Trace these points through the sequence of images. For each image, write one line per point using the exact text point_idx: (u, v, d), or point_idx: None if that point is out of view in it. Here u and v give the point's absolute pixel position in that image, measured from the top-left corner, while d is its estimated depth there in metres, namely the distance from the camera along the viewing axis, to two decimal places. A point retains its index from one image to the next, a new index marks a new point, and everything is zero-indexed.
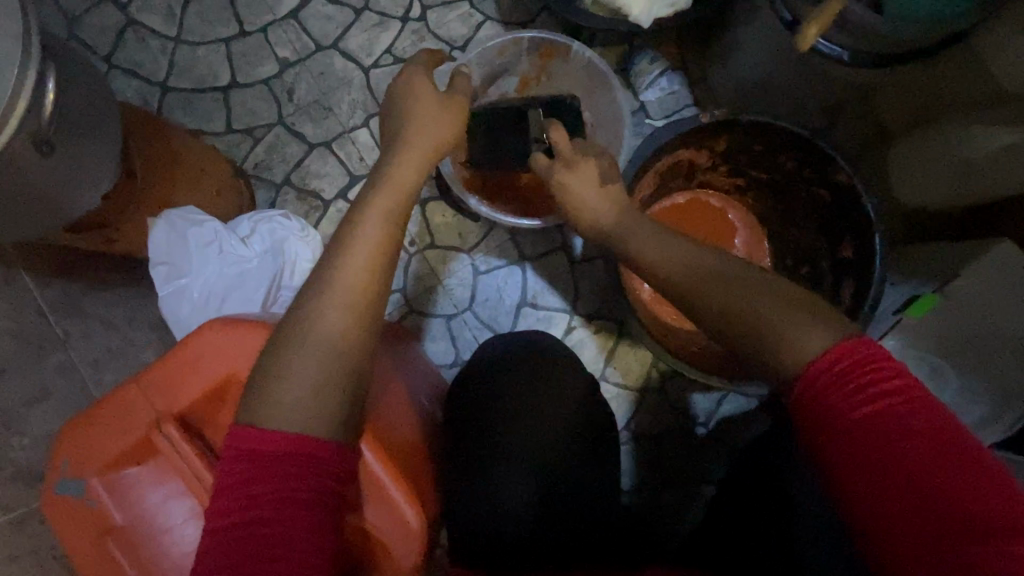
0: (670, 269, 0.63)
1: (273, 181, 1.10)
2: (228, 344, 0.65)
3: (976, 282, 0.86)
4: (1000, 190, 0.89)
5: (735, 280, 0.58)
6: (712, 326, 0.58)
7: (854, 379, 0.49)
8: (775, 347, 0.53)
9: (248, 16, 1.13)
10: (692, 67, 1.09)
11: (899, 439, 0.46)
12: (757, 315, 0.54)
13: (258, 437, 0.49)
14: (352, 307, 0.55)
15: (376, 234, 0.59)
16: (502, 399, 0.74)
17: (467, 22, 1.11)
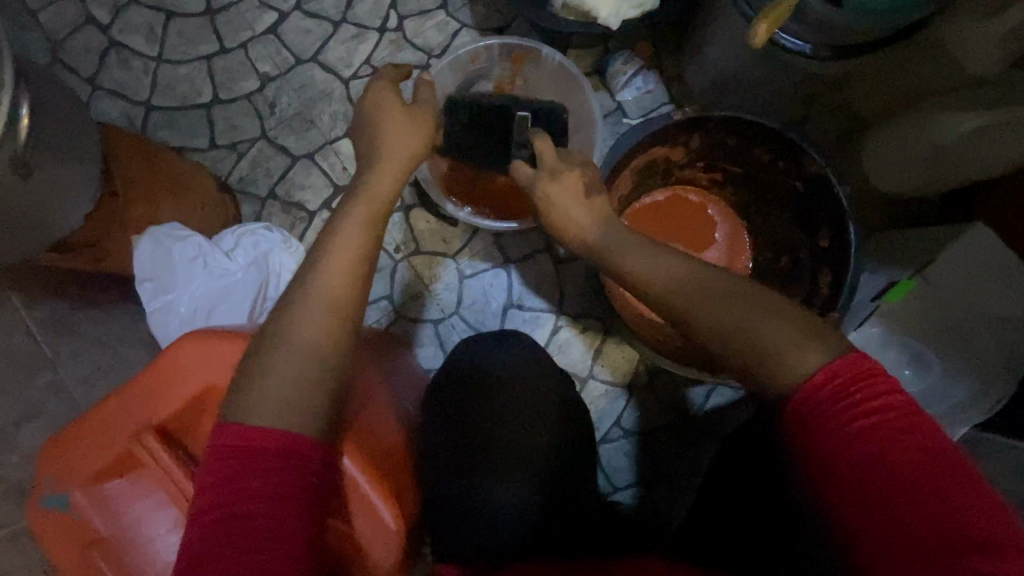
0: (660, 282, 0.63)
1: (258, 195, 1.11)
2: (208, 354, 0.66)
3: (949, 266, 0.87)
4: (974, 173, 0.89)
5: (731, 297, 0.59)
6: (711, 342, 0.59)
7: (844, 394, 0.49)
8: (775, 363, 0.54)
9: (227, 33, 1.15)
10: (667, 65, 1.10)
11: (891, 452, 0.46)
12: (754, 333, 0.56)
13: (243, 433, 0.50)
14: (332, 313, 0.56)
15: (351, 241, 0.60)
16: (490, 406, 0.74)
17: (443, 31, 1.13)
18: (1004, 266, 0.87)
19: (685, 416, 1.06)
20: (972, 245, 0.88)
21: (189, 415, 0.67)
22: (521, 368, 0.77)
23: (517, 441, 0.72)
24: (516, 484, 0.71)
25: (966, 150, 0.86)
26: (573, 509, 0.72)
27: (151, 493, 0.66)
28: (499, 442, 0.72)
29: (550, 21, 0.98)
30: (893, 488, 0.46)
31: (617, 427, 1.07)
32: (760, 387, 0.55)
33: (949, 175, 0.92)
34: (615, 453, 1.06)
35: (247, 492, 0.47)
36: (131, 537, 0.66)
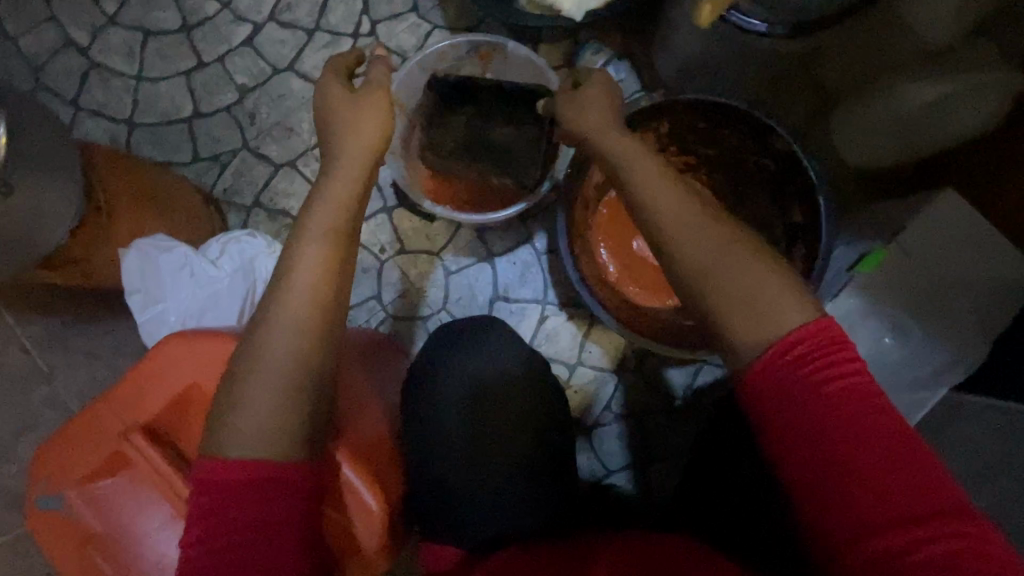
0: (661, 221, 0.61)
1: (243, 204, 1.13)
2: (193, 353, 0.68)
3: (922, 232, 0.89)
4: (939, 139, 0.94)
5: (725, 235, 0.59)
6: (693, 274, 0.58)
7: (801, 368, 0.52)
8: (759, 310, 0.55)
9: (204, 47, 1.17)
10: (637, 53, 1.12)
11: (860, 428, 0.50)
12: (743, 278, 0.56)
13: (222, 465, 0.52)
14: (302, 329, 0.57)
15: (316, 256, 0.61)
16: (467, 404, 0.76)
17: (416, 32, 1.15)
18: (976, 231, 0.88)
19: (674, 396, 1.08)
20: (944, 209, 0.89)
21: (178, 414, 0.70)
22: (500, 362, 0.78)
23: (497, 439, 0.74)
24: (506, 465, 0.74)
25: (929, 115, 0.90)
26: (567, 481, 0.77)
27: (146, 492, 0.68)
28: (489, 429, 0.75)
29: (517, 16, 1.00)
30: (860, 462, 0.49)
31: (607, 411, 1.08)
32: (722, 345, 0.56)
33: (914, 142, 0.96)
34: (602, 437, 1.08)
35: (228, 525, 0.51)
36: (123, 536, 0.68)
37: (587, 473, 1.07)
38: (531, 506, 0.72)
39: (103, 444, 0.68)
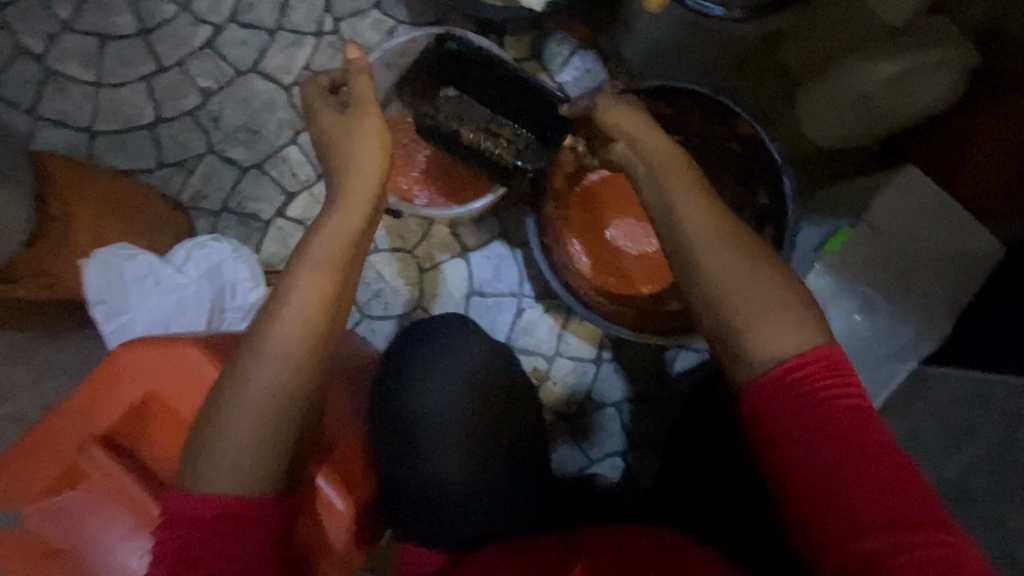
0: (685, 223, 0.60)
1: (211, 209, 1.12)
2: (145, 362, 0.68)
3: (889, 209, 0.91)
4: (901, 117, 0.94)
5: (744, 256, 0.58)
6: (704, 293, 0.58)
7: (806, 383, 0.53)
8: (766, 335, 0.55)
9: (163, 51, 1.14)
10: (603, 42, 1.12)
11: (853, 440, 0.50)
12: (754, 302, 0.56)
13: (201, 500, 0.52)
14: (286, 365, 0.56)
15: (309, 289, 0.60)
16: (435, 420, 0.75)
17: (380, 29, 1.14)
18: (938, 207, 0.90)
19: (653, 384, 1.09)
20: (908, 186, 0.91)
21: (136, 422, 0.70)
22: (468, 374, 0.76)
23: (467, 452, 0.74)
24: (486, 469, 0.74)
25: (893, 95, 0.91)
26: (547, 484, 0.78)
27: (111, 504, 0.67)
28: (469, 434, 0.74)
29: (478, 9, 0.99)
30: (852, 471, 0.50)
31: (587, 400, 1.09)
32: (731, 349, 0.56)
33: (877, 121, 0.95)
34: (583, 427, 1.08)
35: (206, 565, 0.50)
36: (88, 552, 0.67)
37: (569, 466, 1.08)
38: (503, 514, 0.73)
39: (63, 457, 0.67)
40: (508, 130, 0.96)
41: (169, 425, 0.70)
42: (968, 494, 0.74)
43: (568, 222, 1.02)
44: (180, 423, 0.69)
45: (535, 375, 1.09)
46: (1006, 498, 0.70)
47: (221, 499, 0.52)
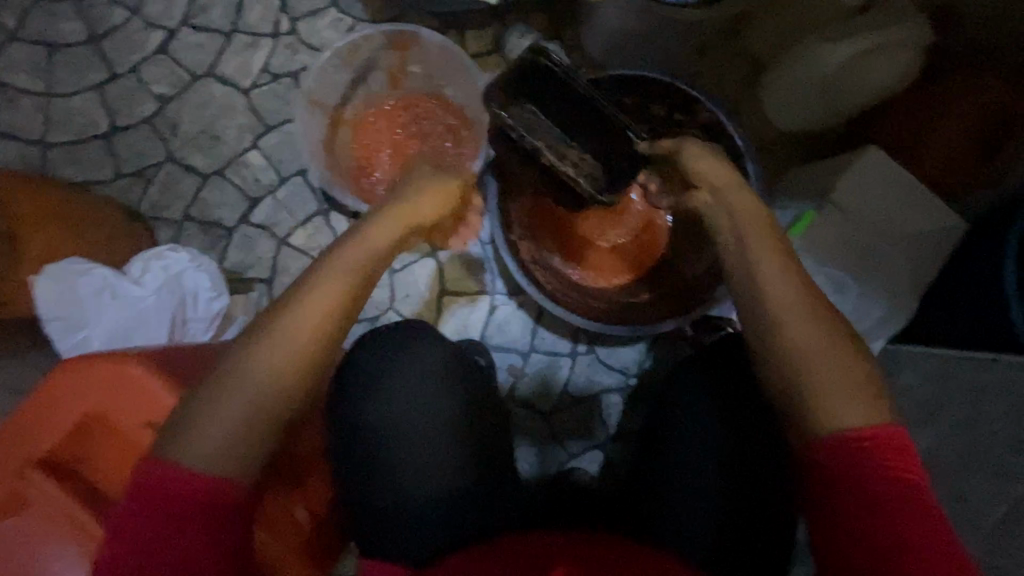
0: (772, 297, 0.63)
1: (173, 218, 1.09)
2: (81, 381, 0.66)
3: (855, 189, 0.90)
4: (861, 97, 0.93)
5: (820, 327, 0.61)
6: (779, 351, 0.62)
7: (873, 456, 0.56)
8: (826, 403, 0.58)
9: (116, 58, 1.11)
10: (565, 33, 1.10)
11: (908, 518, 0.53)
12: (819, 372, 0.59)
13: (169, 473, 0.54)
14: (282, 362, 0.59)
15: (328, 296, 0.62)
16: (398, 437, 0.73)
17: (338, 27, 1.11)
18: (899, 186, 0.90)
19: (629, 375, 1.08)
20: (868, 167, 0.90)
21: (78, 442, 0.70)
22: (428, 387, 0.76)
23: (435, 463, 0.73)
24: (443, 479, 0.73)
25: (846, 76, 0.90)
26: (508, 493, 0.78)
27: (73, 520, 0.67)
28: (424, 444, 0.73)
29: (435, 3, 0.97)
30: (899, 543, 0.52)
31: (564, 395, 1.08)
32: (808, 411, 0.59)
33: (838, 103, 0.95)
34: (561, 421, 1.08)
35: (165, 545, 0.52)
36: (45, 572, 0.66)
37: (547, 462, 1.07)
38: (478, 516, 0.73)
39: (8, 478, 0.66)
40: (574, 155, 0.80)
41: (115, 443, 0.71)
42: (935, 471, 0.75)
43: (531, 221, 1.00)
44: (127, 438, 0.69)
45: (510, 371, 1.08)
46: (974, 474, 0.71)
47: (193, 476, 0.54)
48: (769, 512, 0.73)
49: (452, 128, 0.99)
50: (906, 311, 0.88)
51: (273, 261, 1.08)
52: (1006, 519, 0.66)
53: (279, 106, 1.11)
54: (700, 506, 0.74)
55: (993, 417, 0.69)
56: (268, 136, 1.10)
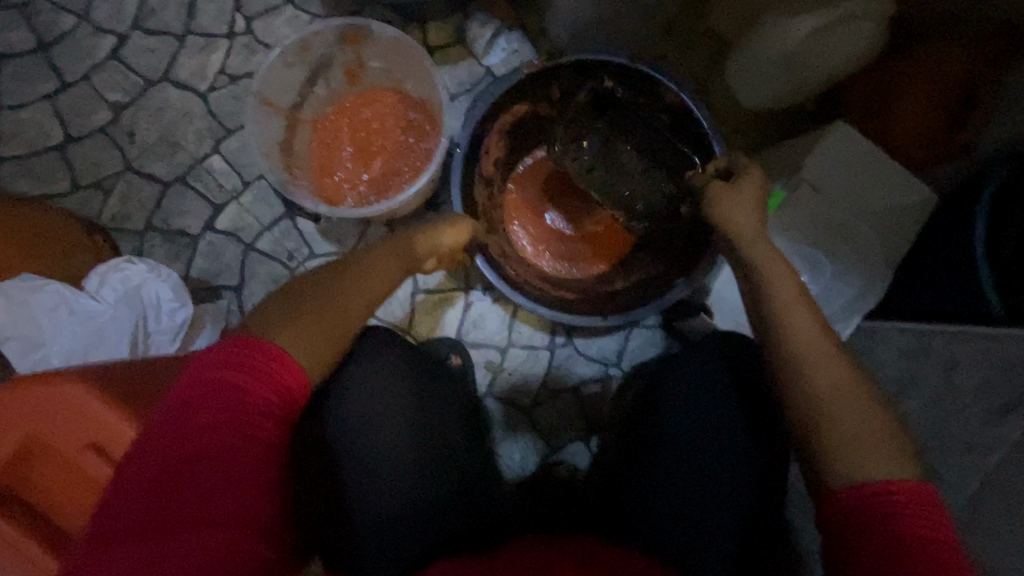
0: (798, 350, 0.62)
1: (136, 229, 1.06)
2: (29, 400, 0.66)
3: (825, 165, 0.88)
4: (825, 73, 0.92)
5: (845, 381, 0.60)
6: (807, 405, 0.60)
7: (897, 508, 0.54)
8: (857, 458, 0.57)
9: (66, 66, 1.08)
10: (528, 20, 1.08)
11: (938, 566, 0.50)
12: (847, 429, 0.58)
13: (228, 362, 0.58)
14: (306, 329, 0.62)
15: (348, 285, 0.66)
16: (371, 450, 0.72)
17: (294, 24, 1.08)
18: (867, 160, 0.88)
19: (610, 366, 1.07)
20: (840, 141, 0.88)
21: (20, 466, 0.68)
22: (399, 398, 0.75)
23: (407, 471, 0.73)
24: (416, 491, 0.73)
25: (810, 53, 0.88)
26: (482, 500, 0.77)
27: (27, 545, 0.65)
28: (396, 456, 0.73)
29: None
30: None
31: (544, 389, 1.07)
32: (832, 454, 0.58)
33: (803, 79, 0.93)
34: (543, 416, 1.07)
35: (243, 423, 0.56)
36: None
37: (531, 458, 1.06)
38: (451, 521, 0.73)
39: None
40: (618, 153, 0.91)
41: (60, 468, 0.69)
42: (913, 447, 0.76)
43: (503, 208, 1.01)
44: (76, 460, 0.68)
45: (488, 368, 1.07)
46: (952, 451, 0.71)
47: (287, 365, 0.60)
48: (759, 516, 0.72)
49: (414, 123, 0.97)
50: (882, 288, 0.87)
51: (240, 267, 1.05)
52: None
53: (238, 109, 1.08)
54: (696, 509, 0.72)
55: (965, 391, 0.70)
56: (229, 140, 1.07)
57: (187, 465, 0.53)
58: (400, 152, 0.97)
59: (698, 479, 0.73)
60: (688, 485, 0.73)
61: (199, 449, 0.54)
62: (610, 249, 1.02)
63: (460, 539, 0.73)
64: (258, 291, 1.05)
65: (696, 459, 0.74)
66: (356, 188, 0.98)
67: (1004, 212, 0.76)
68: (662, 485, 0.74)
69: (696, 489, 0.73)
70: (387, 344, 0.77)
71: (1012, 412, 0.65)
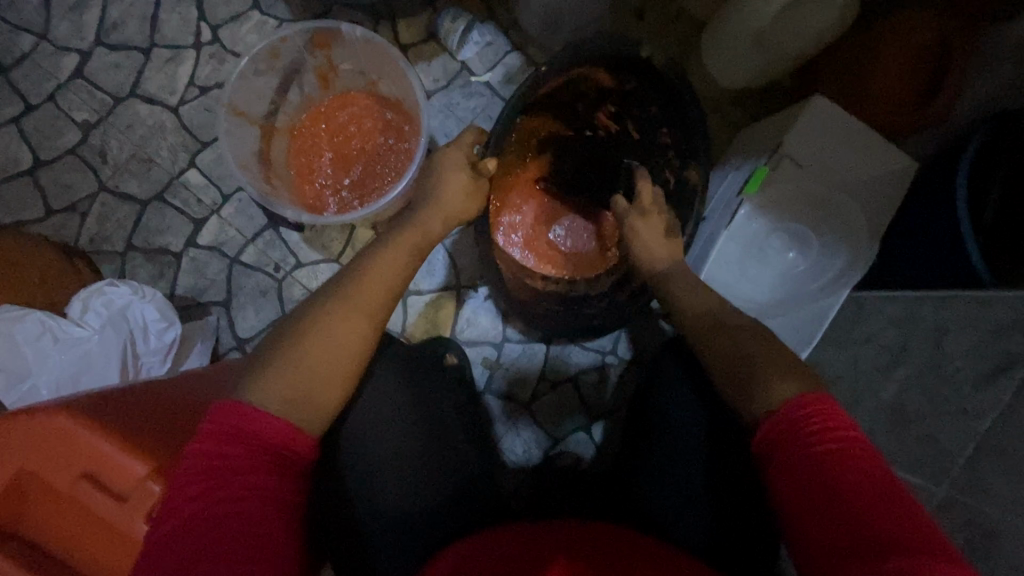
0: (695, 318, 0.70)
1: (116, 250, 1.04)
2: (11, 440, 0.61)
3: (807, 139, 0.87)
4: (800, 49, 0.91)
5: (744, 334, 0.66)
6: (720, 358, 0.65)
7: (805, 426, 0.55)
8: (762, 389, 0.59)
9: (29, 88, 1.05)
10: (499, 12, 1.06)
11: (842, 466, 0.51)
12: (748, 366, 0.62)
13: (236, 417, 0.54)
14: (313, 348, 0.60)
15: (342, 295, 0.63)
16: (370, 460, 0.72)
17: (262, 30, 1.06)
18: (849, 132, 0.87)
19: (606, 360, 1.07)
20: (821, 115, 0.87)
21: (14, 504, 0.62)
22: (397, 407, 0.74)
23: (406, 475, 0.73)
24: (419, 492, 0.73)
25: (784, 28, 0.87)
26: (486, 494, 0.76)
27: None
28: (397, 462, 0.72)
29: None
30: (844, 497, 0.50)
31: (543, 381, 1.07)
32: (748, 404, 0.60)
33: (779, 55, 0.93)
34: (542, 408, 1.07)
35: (241, 477, 0.52)
36: None
37: (534, 450, 1.06)
38: (453, 521, 0.73)
39: None
40: (645, 125, 0.90)
41: (53, 505, 0.64)
42: (905, 414, 0.76)
43: (503, 194, 0.94)
44: (68, 496, 0.63)
45: (485, 364, 1.07)
46: (941, 413, 0.71)
47: (272, 422, 0.55)
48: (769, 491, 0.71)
49: (391, 123, 0.96)
50: (870, 259, 0.86)
51: (227, 281, 1.04)
52: (973, 457, 0.66)
53: (211, 121, 1.06)
54: (701, 490, 0.72)
55: (954, 356, 0.70)
56: (204, 154, 1.05)
57: (211, 531, 0.49)
58: (380, 154, 0.96)
59: (701, 462, 0.73)
60: (693, 472, 0.73)
61: (215, 514, 0.50)
62: (587, 264, 0.97)
63: (460, 532, 0.72)
64: (247, 304, 1.03)
65: (700, 442, 0.73)
66: (338, 192, 0.97)
67: (982, 179, 0.79)
68: (672, 476, 0.73)
69: (707, 474, 0.72)
70: (384, 353, 0.76)
71: (1000, 375, 0.65)
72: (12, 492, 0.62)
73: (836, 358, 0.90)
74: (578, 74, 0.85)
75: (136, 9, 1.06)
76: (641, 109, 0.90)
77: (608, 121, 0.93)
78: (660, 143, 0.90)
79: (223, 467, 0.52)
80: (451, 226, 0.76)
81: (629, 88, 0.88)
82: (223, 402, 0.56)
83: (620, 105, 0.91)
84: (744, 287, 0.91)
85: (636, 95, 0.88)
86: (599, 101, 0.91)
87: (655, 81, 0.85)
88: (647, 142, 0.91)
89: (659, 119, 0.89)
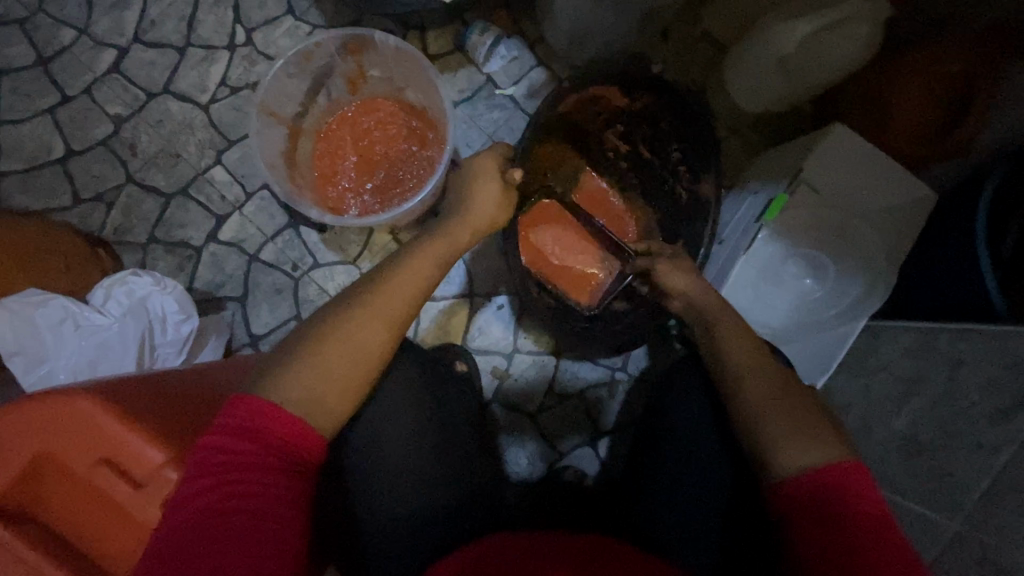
0: (731, 351, 0.67)
1: (138, 241, 1.06)
2: (30, 421, 0.62)
3: (827, 167, 0.87)
4: (823, 77, 0.92)
5: (774, 376, 0.65)
6: (750, 398, 0.64)
7: (842, 488, 0.55)
8: (794, 442, 0.59)
9: (66, 80, 1.08)
10: (527, 28, 1.08)
11: (870, 529, 0.53)
12: (775, 415, 0.62)
13: (252, 412, 0.55)
14: (332, 348, 0.60)
15: (366, 301, 0.63)
16: (382, 464, 0.72)
17: (295, 35, 1.08)
18: (869, 161, 0.87)
19: (616, 376, 1.07)
20: (843, 142, 0.87)
21: (29, 487, 0.63)
22: (409, 413, 0.74)
23: (416, 481, 0.73)
24: (428, 498, 0.73)
25: (809, 56, 0.88)
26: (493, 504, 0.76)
27: None
28: (408, 466, 0.73)
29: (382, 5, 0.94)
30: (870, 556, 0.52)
31: (550, 395, 1.07)
32: (764, 459, 0.60)
33: (802, 81, 0.93)
34: (548, 422, 1.07)
35: (255, 473, 0.52)
36: None
37: (538, 463, 1.06)
38: (462, 530, 0.72)
39: None
40: (659, 144, 0.92)
41: (72, 488, 0.64)
42: (919, 446, 0.75)
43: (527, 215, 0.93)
44: (84, 479, 0.63)
45: (495, 374, 1.07)
46: (953, 447, 0.70)
47: (289, 421, 0.56)
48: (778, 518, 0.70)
49: (416, 131, 0.98)
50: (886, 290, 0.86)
51: (245, 277, 1.05)
52: (989, 493, 0.66)
53: (239, 121, 1.08)
54: (709, 513, 0.71)
55: (969, 389, 0.70)
56: (231, 152, 1.07)
57: (217, 527, 0.50)
58: (404, 160, 0.98)
59: (713, 485, 0.72)
60: (699, 495, 0.72)
61: (226, 508, 0.51)
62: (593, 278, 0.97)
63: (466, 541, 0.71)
64: (262, 301, 1.05)
65: (707, 465, 0.73)
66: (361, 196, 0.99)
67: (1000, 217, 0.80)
68: (680, 497, 0.73)
69: (720, 497, 0.72)
70: (400, 358, 0.76)
71: (1013, 413, 0.65)
72: (31, 473, 0.62)
73: (848, 386, 0.89)
74: (589, 93, 0.85)
75: (175, 9, 1.09)
76: (651, 127, 0.91)
77: (619, 139, 0.96)
78: (673, 160, 0.91)
79: (234, 461, 0.52)
80: (478, 237, 0.77)
81: (638, 107, 0.89)
82: (241, 396, 0.56)
83: (630, 122, 0.92)
84: (758, 311, 0.91)
85: (645, 114, 0.90)
86: (610, 118, 0.92)
87: (669, 100, 0.85)
88: (659, 159, 0.94)
89: (667, 136, 0.90)
